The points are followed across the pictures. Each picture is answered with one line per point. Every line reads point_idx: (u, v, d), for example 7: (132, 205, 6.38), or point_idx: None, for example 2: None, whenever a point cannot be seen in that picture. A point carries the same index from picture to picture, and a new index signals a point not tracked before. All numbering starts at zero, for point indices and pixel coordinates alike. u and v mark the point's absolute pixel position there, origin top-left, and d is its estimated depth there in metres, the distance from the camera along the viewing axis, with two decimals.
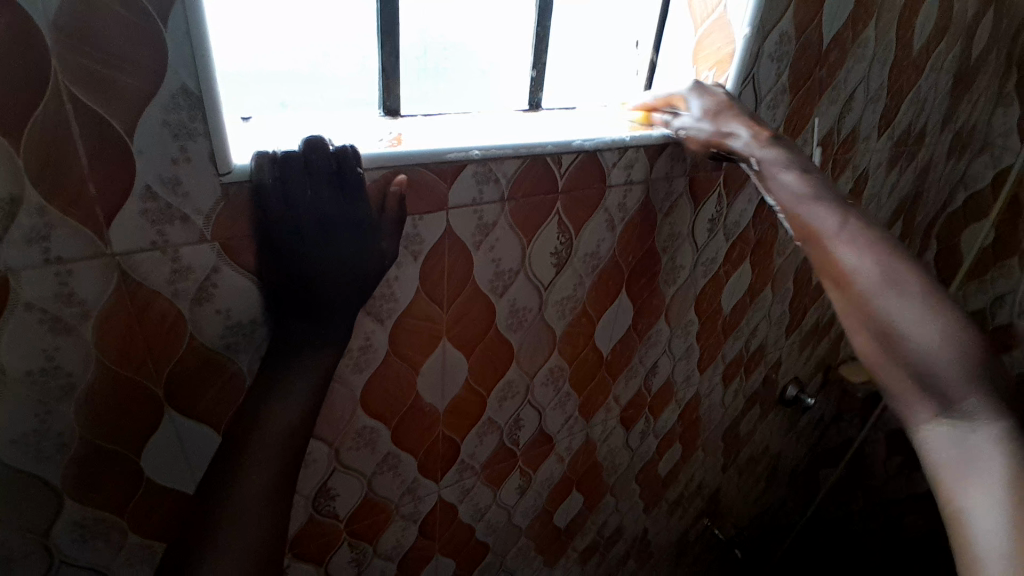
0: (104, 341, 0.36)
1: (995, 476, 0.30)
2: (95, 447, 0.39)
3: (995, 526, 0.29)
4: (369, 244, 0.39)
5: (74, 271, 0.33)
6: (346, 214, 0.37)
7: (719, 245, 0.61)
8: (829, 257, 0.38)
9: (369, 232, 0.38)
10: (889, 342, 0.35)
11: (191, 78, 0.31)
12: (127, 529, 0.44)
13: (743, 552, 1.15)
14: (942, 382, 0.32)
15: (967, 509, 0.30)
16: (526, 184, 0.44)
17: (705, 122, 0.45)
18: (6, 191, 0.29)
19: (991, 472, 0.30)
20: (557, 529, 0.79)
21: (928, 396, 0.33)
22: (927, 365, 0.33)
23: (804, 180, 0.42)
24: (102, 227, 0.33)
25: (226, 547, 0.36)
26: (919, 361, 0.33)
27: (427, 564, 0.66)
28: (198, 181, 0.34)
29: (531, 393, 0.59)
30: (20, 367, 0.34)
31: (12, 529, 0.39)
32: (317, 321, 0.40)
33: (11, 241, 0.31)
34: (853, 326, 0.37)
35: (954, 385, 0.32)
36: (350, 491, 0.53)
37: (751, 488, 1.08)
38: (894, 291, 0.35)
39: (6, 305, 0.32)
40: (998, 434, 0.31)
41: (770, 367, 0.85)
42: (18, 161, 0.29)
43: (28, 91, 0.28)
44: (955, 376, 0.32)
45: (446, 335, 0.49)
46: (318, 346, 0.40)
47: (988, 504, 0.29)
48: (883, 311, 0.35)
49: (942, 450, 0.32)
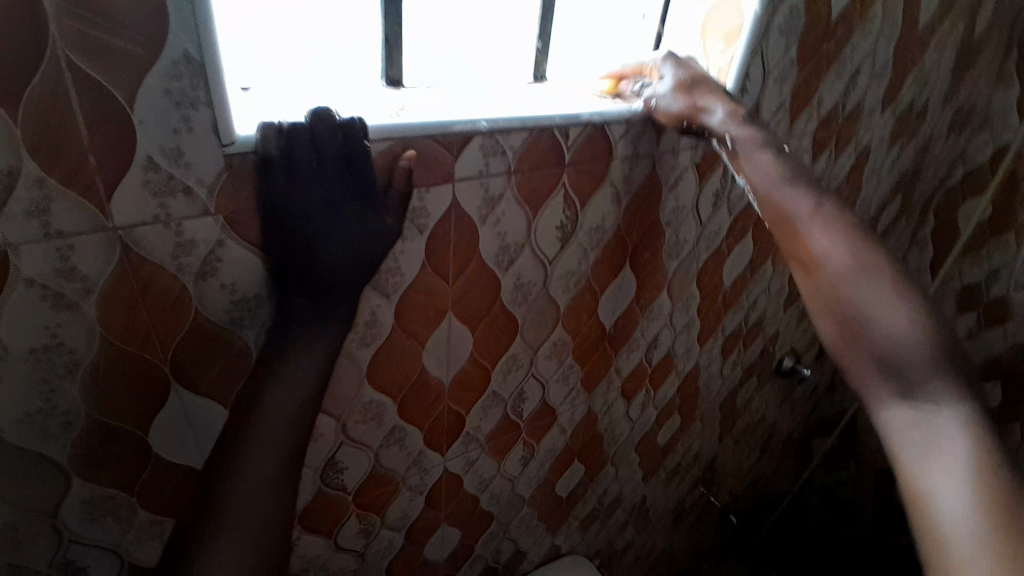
0: (109, 318, 0.35)
1: (957, 457, 0.33)
2: (102, 424, 0.39)
3: (954, 499, 0.32)
4: (372, 222, 0.38)
5: (76, 246, 0.32)
6: (352, 190, 0.37)
7: (722, 218, 0.61)
8: (808, 249, 0.40)
9: (371, 210, 0.38)
10: (858, 334, 0.39)
11: (192, 44, 0.30)
12: (136, 505, 0.44)
13: (736, 519, 1.18)
14: (912, 363, 0.37)
15: (927, 483, 0.33)
16: (533, 156, 0.44)
17: (677, 96, 0.43)
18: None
19: (953, 453, 0.33)
20: (558, 499, 0.80)
21: (891, 377, 0.37)
22: (896, 350, 0.37)
23: (778, 163, 0.41)
24: (103, 199, 0.32)
25: (234, 539, 0.37)
26: (886, 347, 0.38)
27: (431, 533, 0.67)
28: (201, 152, 0.33)
29: (535, 366, 0.59)
30: (24, 344, 0.34)
31: (21, 506, 0.39)
32: (323, 298, 0.40)
33: (9, 215, 0.30)
34: (821, 310, 0.41)
35: (925, 372, 0.36)
36: (357, 465, 0.53)
37: (745, 458, 1.10)
38: (864, 280, 0.39)
39: (6, 281, 0.31)
40: (964, 423, 0.34)
41: (768, 340, 0.86)
42: (10, 130, 0.28)
43: (21, 57, 0.27)
44: (924, 364, 0.36)
45: (452, 309, 0.48)
46: (322, 324, 0.40)
47: (947, 480, 0.33)
48: (853, 298, 0.39)
49: (907, 435, 0.35)
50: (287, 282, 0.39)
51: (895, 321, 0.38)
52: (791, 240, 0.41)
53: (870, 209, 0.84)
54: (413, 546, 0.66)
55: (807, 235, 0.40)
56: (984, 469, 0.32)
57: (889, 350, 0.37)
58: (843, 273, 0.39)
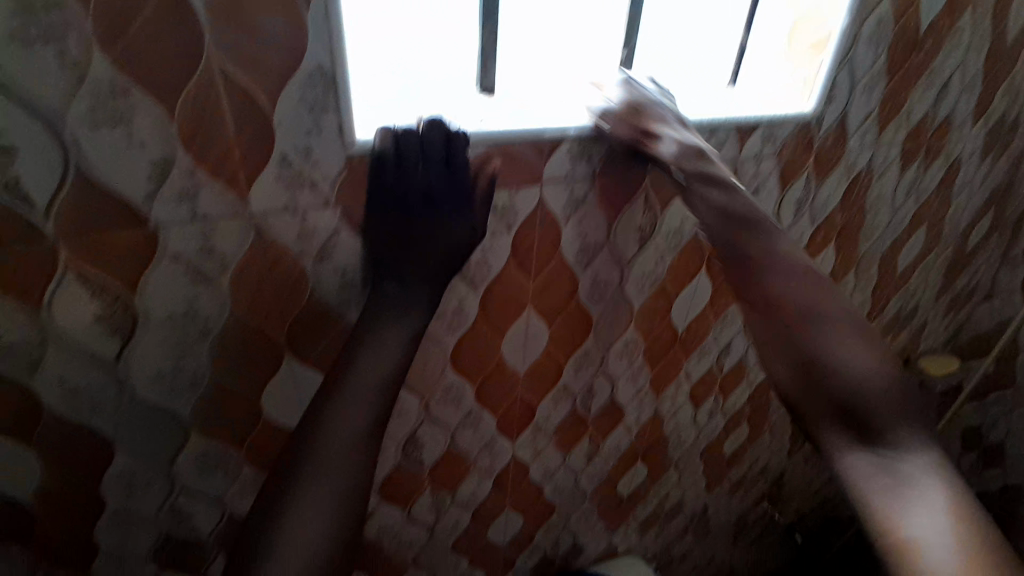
0: (239, 293, 0.41)
1: (929, 490, 0.30)
2: (226, 386, 0.45)
3: (937, 539, 0.28)
4: (460, 222, 0.41)
5: (217, 228, 0.37)
6: (450, 189, 0.40)
7: (804, 227, 0.60)
8: (764, 290, 0.38)
9: (462, 211, 0.41)
10: (817, 372, 0.35)
11: (325, 56, 0.35)
12: (246, 460, 0.50)
13: (802, 538, 1.15)
14: (875, 406, 0.33)
15: (902, 524, 0.29)
16: (617, 160, 0.46)
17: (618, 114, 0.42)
18: (159, 152, 0.34)
19: (928, 492, 0.30)
20: (620, 498, 0.81)
21: (856, 418, 0.34)
22: (860, 390, 0.34)
23: (733, 201, 0.39)
24: (243, 189, 0.37)
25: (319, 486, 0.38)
26: (850, 386, 0.34)
27: (496, 517, 0.70)
28: (326, 150, 0.38)
29: (605, 364, 0.61)
30: (167, 310, 0.39)
31: (144, 454, 0.46)
32: (406, 285, 0.42)
33: (165, 199, 0.35)
34: (777, 355, 0.37)
35: (890, 412, 0.33)
36: (435, 443, 0.57)
37: (815, 475, 1.07)
38: (827, 323, 0.36)
39: (158, 255, 0.37)
40: (936, 463, 0.31)
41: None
42: (170, 125, 0.33)
43: (186, 66, 0.32)
44: (891, 405, 0.33)
45: (531, 303, 0.51)
46: (405, 307, 0.42)
47: (923, 518, 0.29)
48: (814, 340, 0.36)
49: (880, 479, 0.32)
50: (381, 271, 0.43)
51: (859, 361, 0.35)
52: (750, 277, 0.39)
53: (964, 222, 0.80)
54: (479, 526, 0.70)
55: (770, 274, 0.38)
56: (958, 511, 0.29)
57: (864, 398, 0.34)
58: (811, 315, 0.37)
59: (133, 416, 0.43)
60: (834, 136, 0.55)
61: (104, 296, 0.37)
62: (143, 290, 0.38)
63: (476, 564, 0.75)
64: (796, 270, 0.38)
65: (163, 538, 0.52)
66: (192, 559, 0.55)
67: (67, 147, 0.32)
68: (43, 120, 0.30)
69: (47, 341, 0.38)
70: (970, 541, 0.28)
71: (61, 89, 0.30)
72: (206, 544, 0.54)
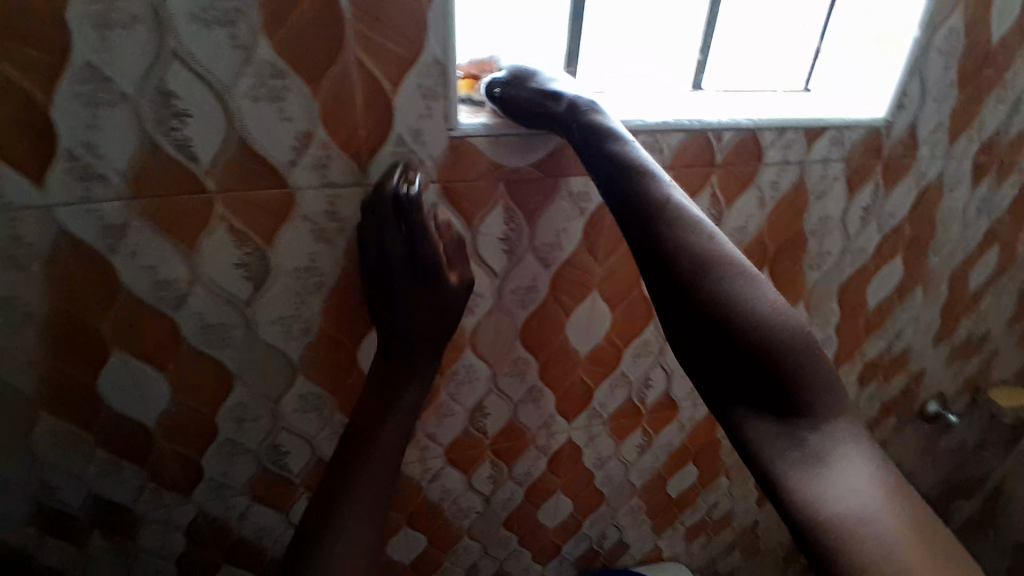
0: (350, 254, 0.48)
1: (850, 463, 0.31)
2: (328, 336, 0.52)
3: (867, 508, 0.29)
4: (433, 283, 0.47)
5: (340, 195, 0.44)
6: (416, 265, 0.46)
7: (870, 235, 0.62)
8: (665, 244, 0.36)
9: (432, 275, 0.46)
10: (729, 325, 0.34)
11: (441, 51, 0.41)
12: (335, 407, 0.57)
13: None
14: (789, 364, 0.33)
15: (829, 497, 0.30)
16: (687, 155, 0.50)
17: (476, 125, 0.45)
18: (303, 127, 0.41)
19: (856, 467, 0.31)
20: (669, 498, 0.83)
21: (777, 385, 0.33)
22: (777, 348, 0.33)
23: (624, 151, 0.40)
24: (363, 162, 0.44)
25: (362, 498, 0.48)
26: (766, 345, 0.33)
27: (548, 497, 0.74)
28: (434, 133, 0.44)
29: (663, 355, 0.64)
30: (291, 263, 0.47)
31: (258, 390, 0.53)
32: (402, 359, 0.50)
33: (303, 167, 0.42)
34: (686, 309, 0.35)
35: (811, 381, 0.33)
36: (498, 413, 0.62)
37: None
38: (743, 279, 0.35)
39: (292, 214, 0.44)
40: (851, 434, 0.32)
41: (913, 377, 0.82)
42: (314, 104, 0.40)
43: (331, 55, 0.39)
44: (804, 369, 0.33)
45: (597, 286, 0.56)
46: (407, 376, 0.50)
47: (855, 490, 0.30)
48: (731, 294, 0.34)
49: (806, 469, 0.32)
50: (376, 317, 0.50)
51: (771, 316, 0.34)
52: (663, 269, 0.36)
53: None
54: (533, 504, 0.74)
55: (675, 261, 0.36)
56: (884, 479, 0.30)
57: (785, 379, 0.33)
58: (723, 299, 0.34)
59: (253, 354, 0.51)
60: (901, 147, 0.57)
61: (242, 245, 0.45)
62: (276, 244, 0.45)
63: (526, 544, 0.79)
64: (699, 233, 0.36)
65: (259, 469, 0.59)
66: (281, 492, 0.62)
67: (232, 117, 0.39)
68: (216, 93, 0.38)
69: (194, 280, 0.45)
70: (898, 507, 0.29)
71: (233, 68, 0.38)
72: (294, 481, 0.62)
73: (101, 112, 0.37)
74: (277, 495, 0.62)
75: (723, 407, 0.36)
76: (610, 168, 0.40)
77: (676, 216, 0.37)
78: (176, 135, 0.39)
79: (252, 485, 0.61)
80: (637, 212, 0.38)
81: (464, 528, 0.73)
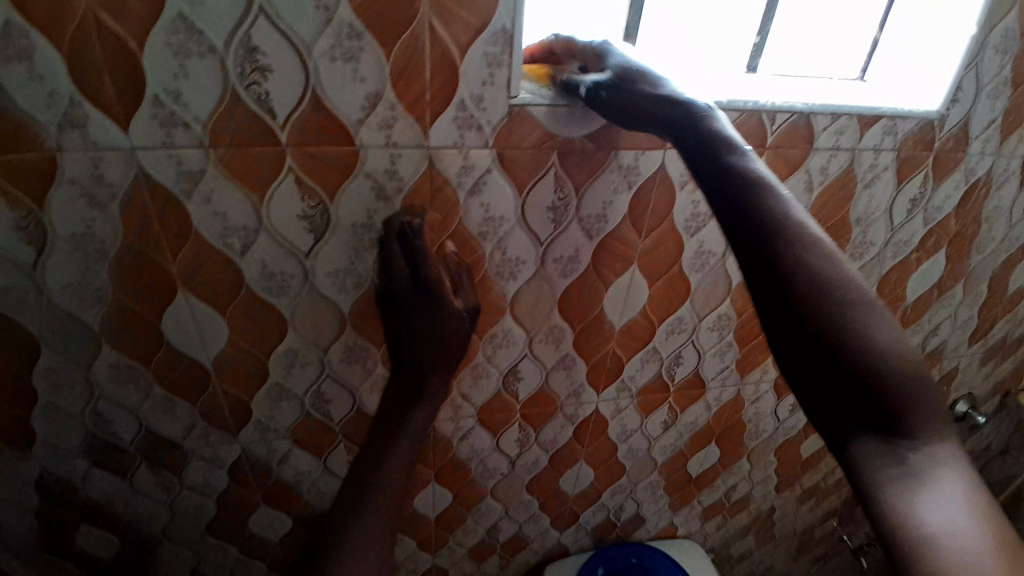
0: (405, 214, 0.50)
1: (944, 478, 0.31)
2: (378, 291, 0.54)
3: (955, 527, 0.29)
4: (434, 308, 0.52)
5: (401, 155, 0.47)
6: (417, 289, 0.52)
7: (914, 228, 0.62)
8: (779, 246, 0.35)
9: (432, 298, 0.52)
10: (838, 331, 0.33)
11: (508, 20, 0.42)
12: (378, 361, 0.60)
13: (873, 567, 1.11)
14: (894, 377, 0.33)
15: (917, 511, 0.30)
16: (738, 135, 0.50)
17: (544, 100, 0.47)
18: (374, 88, 0.43)
19: (946, 483, 0.31)
20: (688, 477, 0.85)
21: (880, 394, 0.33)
22: (883, 358, 0.33)
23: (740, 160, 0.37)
24: (426, 125, 0.46)
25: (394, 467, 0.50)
26: (873, 354, 0.33)
27: (571, 465, 0.77)
28: (495, 100, 0.46)
29: (696, 333, 0.65)
30: (350, 219, 0.49)
31: (309, 338, 0.56)
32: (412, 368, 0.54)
33: (369, 126, 0.45)
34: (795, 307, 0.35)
35: (913, 392, 0.33)
36: (530, 378, 0.64)
37: None
38: (857, 289, 0.34)
39: (355, 172, 0.47)
40: (949, 454, 0.32)
41: (945, 375, 0.82)
42: (386, 66, 0.42)
43: (405, 18, 0.41)
44: (908, 381, 0.33)
45: (637, 261, 0.57)
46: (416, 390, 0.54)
47: (944, 510, 0.29)
48: (841, 300, 0.34)
49: (900, 484, 0.31)
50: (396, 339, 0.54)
51: (880, 326, 0.34)
52: (770, 272, 0.35)
53: None
54: (556, 471, 0.77)
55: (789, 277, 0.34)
56: (979, 500, 0.30)
57: (891, 401, 0.32)
58: (832, 306, 0.34)
59: (308, 303, 0.54)
60: (954, 141, 0.57)
61: (307, 199, 0.47)
62: (339, 200, 0.48)
63: (545, 509, 0.82)
64: (811, 244, 0.35)
65: (303, 414, 0.63)
66: (320, 440, 0.66)
67: (309, 74, 0.42)
68: (297, 51, 0.41)
69: (260, 229, 0.48)
70: (989, 522, 0.29)
71: (314, 28, 0.40)
72: (333, 429, 0.65)
73: (188, 63, 0.40)
74: (316, 441, 0.66)
75: (821, 412, 0.35)
76: (715, 170, 0.38)
77: (787, 221, 0.35)
78: (256, 89, 0.42)
79: (295, 430, 0.64)
80: (749, 225, 0.36)
81: (488, 488, 0.76)
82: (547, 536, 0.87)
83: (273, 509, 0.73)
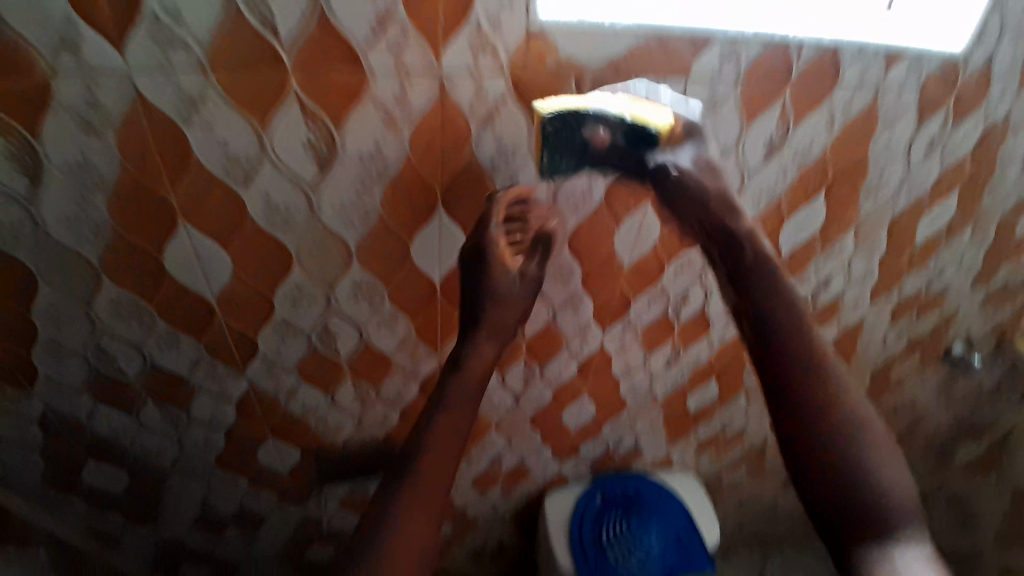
0: (415, 143, 0.48)
1: None
2: (385, 226, 0.53)
3: None
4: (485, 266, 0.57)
5: (413, 81, 0.44)
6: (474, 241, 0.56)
7: (930, 167, 0.61)
8: None
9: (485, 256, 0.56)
10: None
11: None
12: (386, 298, 0.59)
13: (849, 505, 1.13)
14: None
15: None
16: (762, 67, 0.48)
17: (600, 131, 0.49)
18: (383, 4, 0.40)
19: None
20: (687, 411, 0.87)
21: None
22: None
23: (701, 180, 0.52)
24: (438, 48, 0.43)
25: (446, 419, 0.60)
26: None
27: (574, 399, 0.78)
28: (512, 21, 0.42)
29: (706, 272, 0.65)
30: (358, 149, 0.47)
31: (316, 274, 0.55)
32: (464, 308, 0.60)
33: (380, 49, 0.42)
34: None
35: None
36: (538, 315, 0.65)
37: None
38: None
39: (364, 97, 0.44)
40: None
41: (943, 317, 0.83)
42: None
43: None
44: None
45: (651, 197, 0.56)
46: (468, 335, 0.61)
47: None
48: None
49: None
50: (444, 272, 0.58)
51: None
52: None
53: None
54: (560, 407, 0.78)
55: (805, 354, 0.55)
56: None
57: None
58: None
59: (314, 237, 0.52)
60: (978, 80, 0.55)
61: (312, 124, 0.45)
62: (346, 128, 0.46)
63: (547, 441, 0.85)
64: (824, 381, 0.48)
65: (309, 351, 0.63)
66: (325, 376, 0.66)
67: None
68: None
69: (263, 159, 0.46)
70: None
71: None
72: (339, 365, 0.65)
73: None
74: (321, 377, 0.66)
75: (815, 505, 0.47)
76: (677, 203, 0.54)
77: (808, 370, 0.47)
78: (257, 5, 0.38)
79: (301, 367, 0.64)
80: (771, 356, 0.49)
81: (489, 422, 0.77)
82: (546, 465, 0.90)
83: (280, 441, 0.74)
